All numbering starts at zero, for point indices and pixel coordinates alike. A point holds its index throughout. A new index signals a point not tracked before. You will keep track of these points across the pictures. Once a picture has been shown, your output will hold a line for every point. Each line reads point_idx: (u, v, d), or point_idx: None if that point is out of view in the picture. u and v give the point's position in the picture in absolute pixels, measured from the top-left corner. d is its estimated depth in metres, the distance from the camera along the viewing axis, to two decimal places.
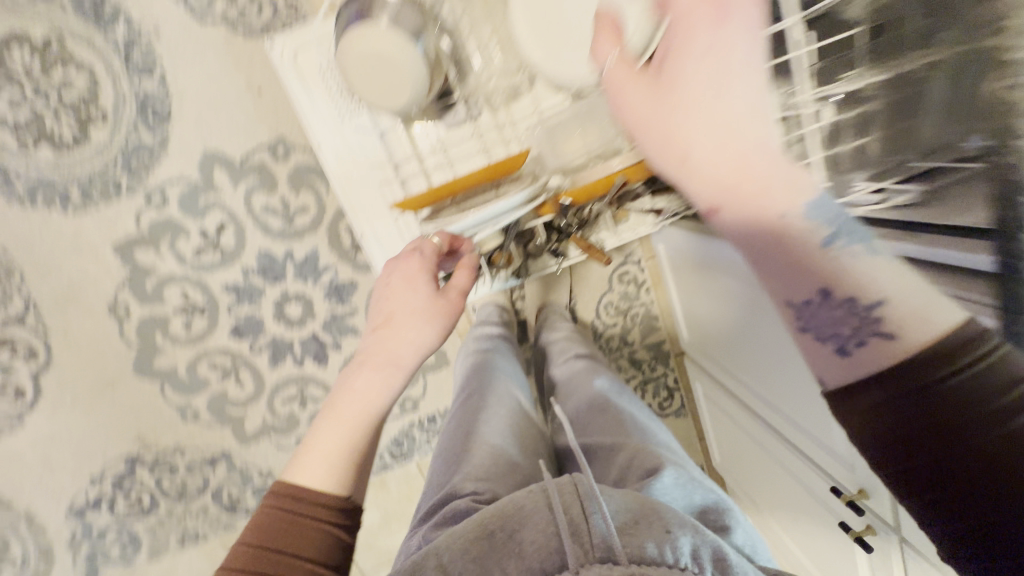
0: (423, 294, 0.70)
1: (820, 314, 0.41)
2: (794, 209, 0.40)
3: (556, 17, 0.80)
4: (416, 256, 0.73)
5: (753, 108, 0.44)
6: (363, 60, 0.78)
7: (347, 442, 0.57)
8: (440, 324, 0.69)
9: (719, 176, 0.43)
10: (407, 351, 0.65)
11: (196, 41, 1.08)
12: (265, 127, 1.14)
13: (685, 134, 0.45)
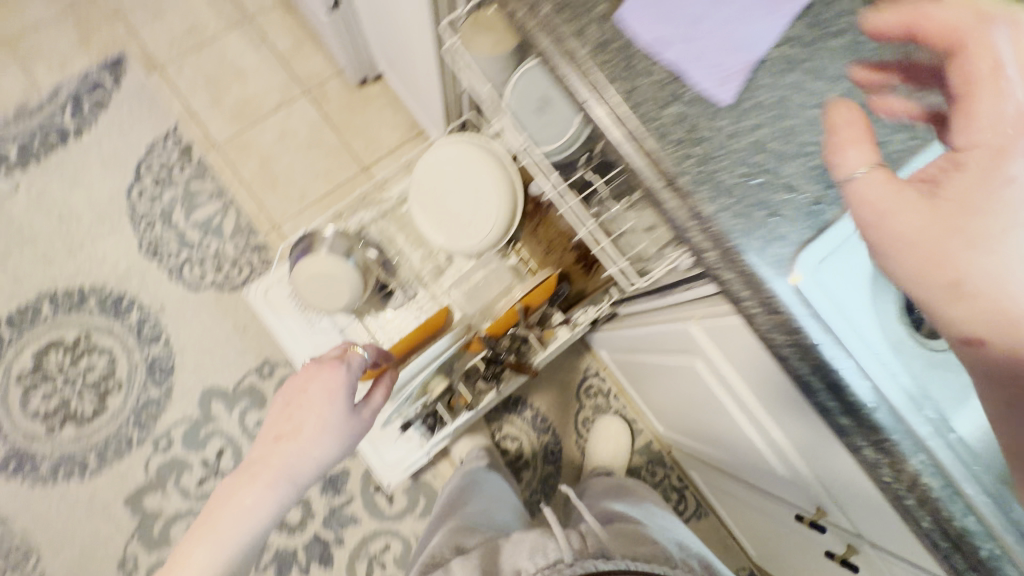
0: (340, 411, 0.68)
1: None
2: None
3: (446, 212, 1.09)
4: (342, 369, 0.71)
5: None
6: (309, 281, 1.03)
7: (226, 552, 0.59)
8: (351, 437, 0.69)
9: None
10: (305, 467, 0.65)
11: (192, 306, 1.37)
12: (252, 354, 1.36)
13: (1005, 240, 0.37)
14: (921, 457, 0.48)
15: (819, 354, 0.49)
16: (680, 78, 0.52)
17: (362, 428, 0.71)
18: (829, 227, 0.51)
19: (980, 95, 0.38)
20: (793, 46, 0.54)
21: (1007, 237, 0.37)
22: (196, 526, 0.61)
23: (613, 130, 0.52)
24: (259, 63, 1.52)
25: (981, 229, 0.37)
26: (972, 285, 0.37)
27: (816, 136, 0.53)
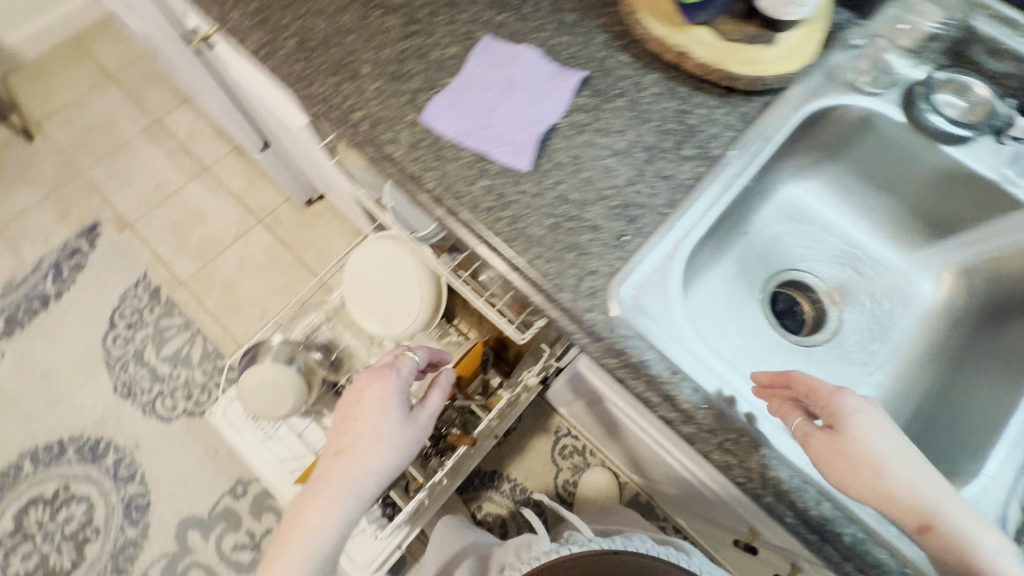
0: (392, 417, 0.68)
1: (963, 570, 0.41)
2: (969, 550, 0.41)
3: (377, 303, 1.16)
4: (389, 376, 0.72)
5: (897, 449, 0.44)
6: (256, 389, 1.08)
7: (301, 568, 0.60)
8: (407, 443, 0.67)
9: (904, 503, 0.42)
10: (364, 477, 0.63)
11: (165, 438, 1.42)
12: (225, 476, 1.38)
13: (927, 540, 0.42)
14: (761, 451, 0.50)
15: (646, 370, 0.53)
16: (484, 158, 0.61)
17: (420, 434, 0.69)
18: (634, 255, 0.57)
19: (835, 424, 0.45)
20: (579, 113, 0.64)
21: (935, 531, 0.41)
22: (272, 543, 0.63)
23: (436, 210, 0.60)
24: (216, 204, 1.69)
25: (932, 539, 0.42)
26: (892, 489, 0.42)
27: (611, 181, 0.61)
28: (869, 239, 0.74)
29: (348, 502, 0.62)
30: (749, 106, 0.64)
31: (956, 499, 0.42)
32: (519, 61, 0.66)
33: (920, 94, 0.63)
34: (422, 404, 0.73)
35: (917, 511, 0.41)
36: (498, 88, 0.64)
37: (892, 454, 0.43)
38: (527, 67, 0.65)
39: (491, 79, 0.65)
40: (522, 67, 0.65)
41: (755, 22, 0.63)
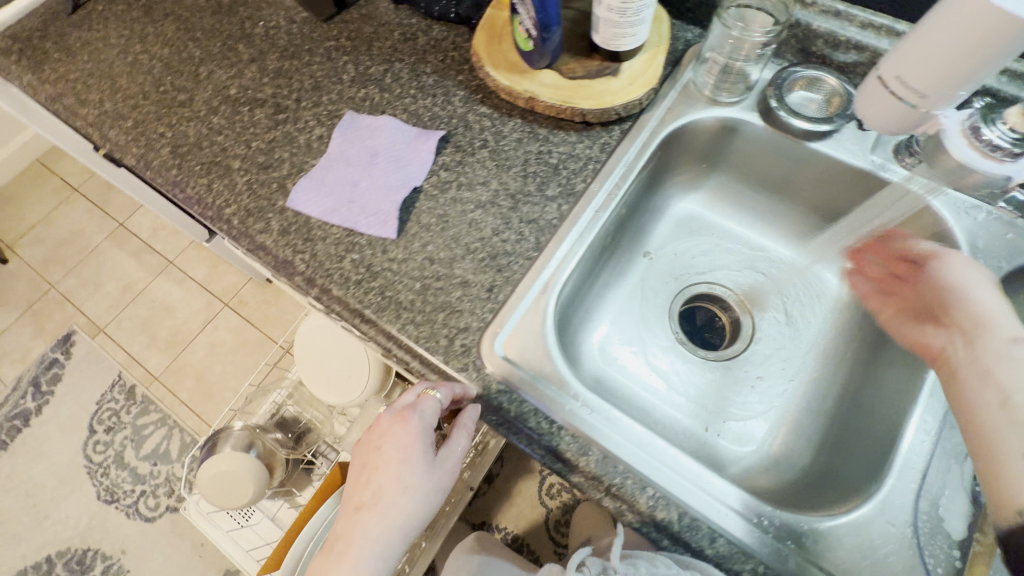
0: (426, 472, 0.53)
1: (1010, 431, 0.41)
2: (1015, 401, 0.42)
3: (328, 373, 1.16)
4: (411, 414, 0.54)
5: (980, 317, 0.48)
6: (214, 480, 1.08)
7: None
8: (432, 498, 0.53)
9: (960, 373, 0.46)
10: (387, 546, 0.51)
11: (151, 537, 1.42)
12: (212, 568, 1.37)
13: (981, 359, 0.45)
14: (648, 492, 0.48)
15: (525, 424, 0.52)
16: (352, 232, 0.62)
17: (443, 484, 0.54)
18: (504, 305, 0.57)
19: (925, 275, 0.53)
20: (443, 171, 0.65)
21: (995, 348, 0.45)
22: None
23: (311, 291, 0.61)
24: (182, 295, 1.72)
25: (974, 371, 0.45)
26: (974, 340, 0.47)
27: (477, 233, 0.61)
28: (769, 239, 0.73)
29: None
30: (608, 135, 0.65)
31: None
32: (380, 132, 0.67)
33: (773, 96, 0.63)
34: (442, 449, 0.55)
35: (997, 328, 0.46)
36: (362, 160, 0.66)
37: (993, 309, 0.48)
38: (389, 136, 0.67)
39: (354, 154, 0.66)
40: (383, 137, 0.67)
41: (598, 55, 0.65)
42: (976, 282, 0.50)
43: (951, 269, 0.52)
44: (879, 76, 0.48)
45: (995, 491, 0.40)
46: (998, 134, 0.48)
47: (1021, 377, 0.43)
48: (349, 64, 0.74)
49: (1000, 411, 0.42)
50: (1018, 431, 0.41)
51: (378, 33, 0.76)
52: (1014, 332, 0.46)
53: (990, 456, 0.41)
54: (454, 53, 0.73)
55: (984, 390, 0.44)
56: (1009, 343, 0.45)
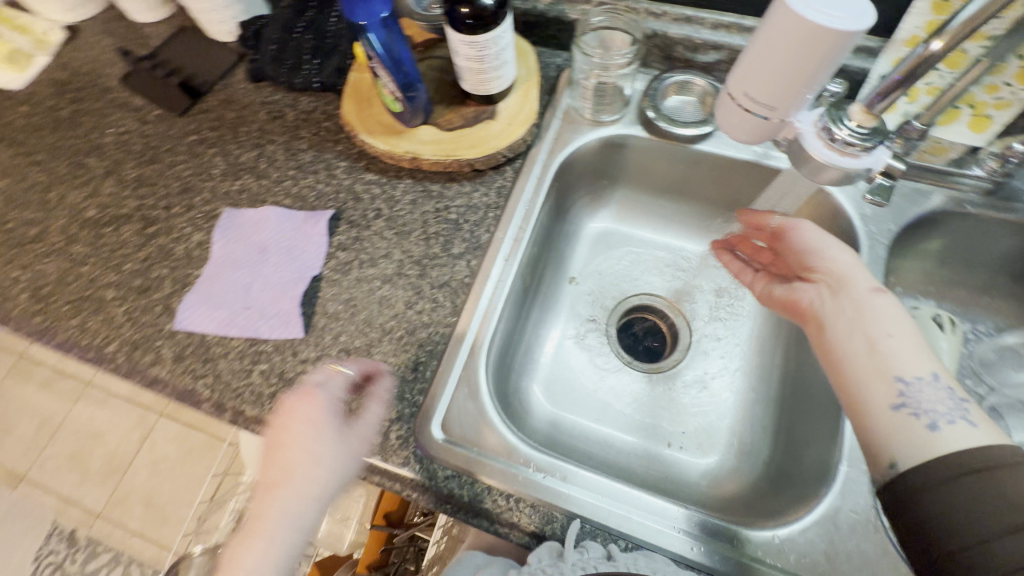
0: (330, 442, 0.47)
1: (874, 386, 0.42)
2: (877, 353, 0.43)
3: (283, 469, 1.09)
4: (318, 388, 0.49)
5: (845, 267, 0.48)
6: None
7: None
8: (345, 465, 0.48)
9: (830, 328, 0.47)
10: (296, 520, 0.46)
11: None
12: None
13: (844, 311, 0.46)
14: (620, 545, 0.47)
15: (480, 506, 0.49)
16: (256, 340, 0.57)
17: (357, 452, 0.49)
18: (433, 382, 0.53)
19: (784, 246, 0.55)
20: (341, 252, 0.61)
21: (858, 298, 0.46)
22: None
23: (223, 415, 0.55)
24: (109, 416, 1.56)
25: (841, 321, 0.46)
26: (842, 292, 0.47)
27: (390, 310, 0.57)
28: (683, 238, 0.74)
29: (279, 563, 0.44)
30: (502, 178, 0.63)
31: (903, 331, 0.43)
32: (264, 224, 0.63)
33: (651, 107, 0.64)
34: (355, 419, 0.49)
35: (855, 281, 0.47)
36: (250, 259, 0.61)
37: (846, 265, 0.48)
38: (274, 227, 0.62)
39: (241, 254, 0.61)
40: (268, 229, 0.62)
41: (472, 102, 0.63)
42: (826, 241, 0.51)
43: (804, 235, 0.53)
44: (727, 92, 0.41)
45: (868, 447, 0.41)
46: (846, 133, 0.38)
47: (883, 327, 0.44)
48: (217, 156, 0.69)
49: (861, 363, 0.43)
50: (883, 379, 0.42)
51: (243, 116, 0.71)
52: (874, 285, 0.47)
53: (861, 407, 0.42)
54: (327, 122, 0.69)
55: (854, 340, 0.44)
56: (871, 294, 0.46)
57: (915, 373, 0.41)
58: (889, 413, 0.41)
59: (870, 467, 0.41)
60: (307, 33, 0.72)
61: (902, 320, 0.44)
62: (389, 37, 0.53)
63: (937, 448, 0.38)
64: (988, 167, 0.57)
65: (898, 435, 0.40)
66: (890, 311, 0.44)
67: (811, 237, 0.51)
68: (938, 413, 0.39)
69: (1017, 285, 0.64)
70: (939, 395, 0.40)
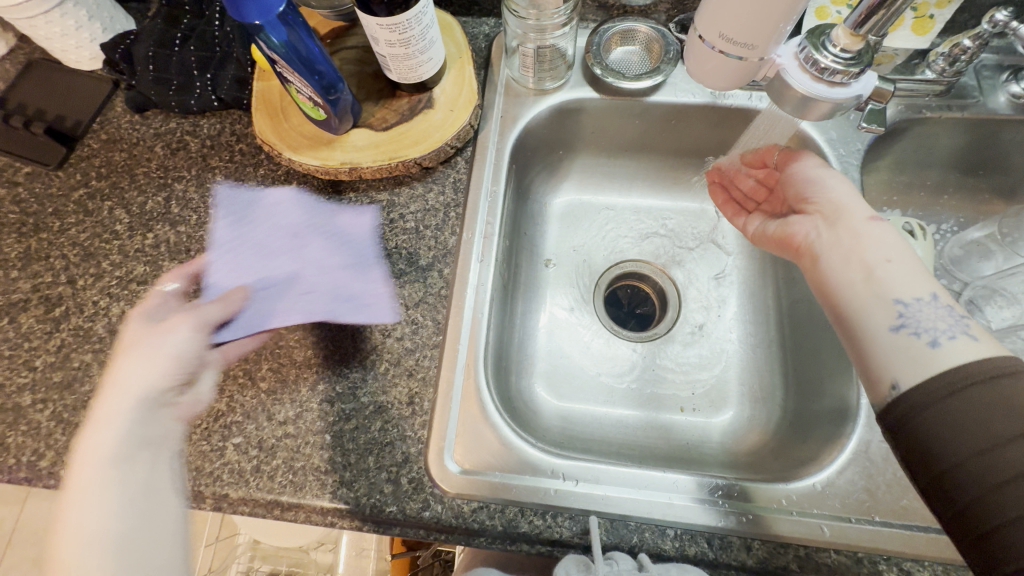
0: (121, 362, 0.45)
1: (872, 309, 0.40)
2: (874, 276, 0.41)
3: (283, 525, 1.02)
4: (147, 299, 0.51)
5: (844, 196, 0.46)
6: None
7: (97, 531, 0.37)
8: (155, 392, 0.44)
9: (822, 255, 0.45)
10: (71, 502, 0.38)
11: None
12: None
13: (841, 237, 0.44)
14: (670, 534, 0.44)
15: (518, 531, 0.45)
16: (220, 412, 0.50)
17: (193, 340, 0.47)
18: (434, 411, 0.49)
19: (782, 180, 0.52)
20: None
21: (854, 225, 0.44)
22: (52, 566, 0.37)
23: (203, 505, 0.48)
24: None
25: (833, 249, 0.44)
26: (837, 220, 0.45)
27: (367, 343, 0.51)
28: (651, 195, 0.70)
29: (113, 519, 0.38)
30: (455, 171, 0.57)
31: (900, 253, 0.41)
32: (284, 208, 0.56)
33: (597, 64, 0.59)
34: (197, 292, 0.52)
35: (848, 207, 0.45)
36: (285, 246, 0.53)
37: (844, 194, 0.46)
38: (301, 211, 0.56)
39: (266, 241, 0.54)
40: (295, 212, 0.56)
41: (403, 93, 0.56)
42: (825, 172, 0.48)
43: (806, 168, 0.50)
44: (696, 34, 0.37)
45: (869, 370, 0.39)
46: (831, 59, 0.34)
47: (883, 250, 0.42)
48: (117, 209, 0.58)
49: (859, 288, 0.41)
50: (881, 303, 0.40)
51: (136, 156, 0.60)
52: (867, 210, 0.45)
53: (859, 333, 0.40)
54: (240, 144, 0.60)
55: (850, 267, 0.42)
56: (868, 222, 0.44)
57: (914, 294, 0.39)
58: (889, 336, 0.39)
59: (869, 391, 0.39)
60: (191, 43, 0.61)
61: (898, 242, 0.42)
62: (292, 35, 0.44)
63: (940, 365, 0.36)
64: (939, 68, 0.56)
65: (899, 357, 0.38)
66: (885, 236, 0.42)
67: (812, 167, 0.48)
68: (938, 332, 0.38)
69: (970, 178, 0.66)
70: (939, 314, 0.38)
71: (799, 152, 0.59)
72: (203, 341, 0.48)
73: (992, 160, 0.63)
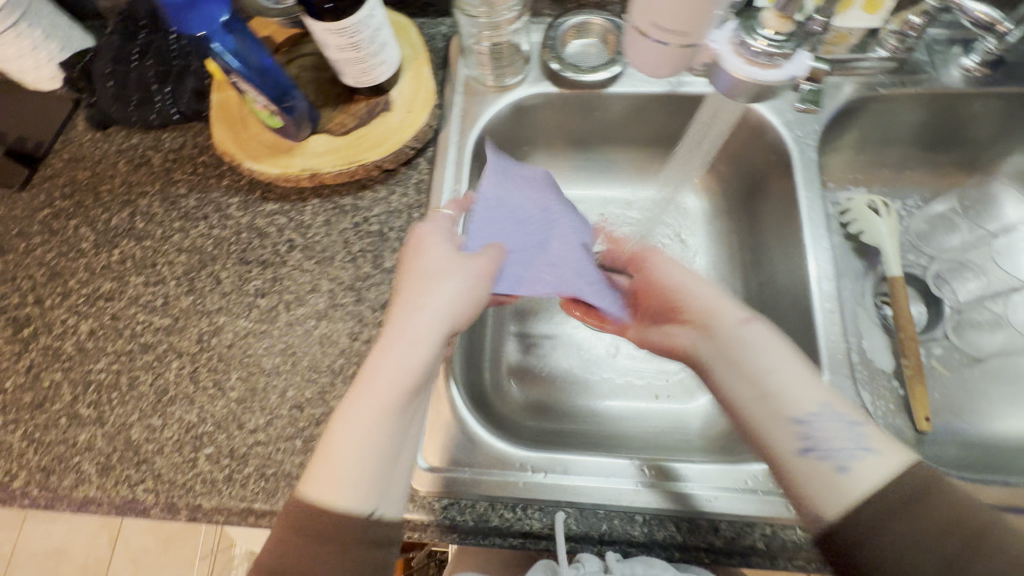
0: (423, 290, 0.44)
1: (782, 432, 0.39)
2: (772, 395, 0.41)
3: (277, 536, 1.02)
4: (430, 222, 0.49)
5: (714, 297, 0.47)
6: None
7: (363, 448, 0.39)
8: (445, 337, 0.43)
9: (717, 373, 0.44)
10: (352, 398, 0.40)
11: None
12: None
13: (723, 354, 0.44)
14: (638, 520, 0.44)
15: (490, 525, 0.45)
16: (192, 423, 0.50)
17: (477, 291, 0.46)
18: None
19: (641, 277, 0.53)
20: (261, 298, 0.54)
21: (730, 334, 0.44)
22: (319, 452, 0.39)
23: (178, 517, 0.48)
24: None
25: (725, 369, 0.43)
26: (721, 330, 0.45)
27: (334, 348, 0.51)
28: (619, 185, 0.70)
29: (383, 445, 0.39)
30: (417, 172, 0.58)
31: (784, 365, 0.42)
32: (541, 188, 0.57)
33: (554, 58, 0.60)
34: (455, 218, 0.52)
35: (723, 314, 0.46)
36: (538, 220, 0.55)
37: (715, 299, 0.47)
38: (545, 193, 0.57)
39: (522, 211, 0.54)
40: (547, 192, 0.57)
41: (361, 96, 0.57)
42: (686, 273, 0.50)
43: (664, 267, 0.51)
44: (632, 27, 0.37)
45: (793, 496, 0.38)
46: (764, 43, 0.34)
47: (763, 362, 0.42)
48: (82, 227, 0.58)
49: (761, 408, 0.41)
50: (780, 422, 0.40)
51: (99, 173, 0.61)
52: (739, 313, 0.45)
53: (770, 457, 0.40)
54: (202, 157, 0.60)
55: (741, 382, 0.42)
56: (742, 326, 0.44)
57: (809, 409, 0.39)
58: (798, 459, 0.38)
59: (801, 515, 0.37)
60: (148, 58, 0.61)
61: (774, 346, 0.42)
62: (241, 42, 0.45)
63: (854, 493, 0.35)
64: (891, 47, 0.57)
65: (817, 485, 0.37)
66: (760, 343, 0.43)
67: (670, 270, 0.50)
68: (838, 448, 0.37)
69: (931, 153, 0.66)
70: (840, 428, 0.38)
71: (758, 136, 0.60)
72: (490, 293, 0.47)
73: (951, 134, 0.64)
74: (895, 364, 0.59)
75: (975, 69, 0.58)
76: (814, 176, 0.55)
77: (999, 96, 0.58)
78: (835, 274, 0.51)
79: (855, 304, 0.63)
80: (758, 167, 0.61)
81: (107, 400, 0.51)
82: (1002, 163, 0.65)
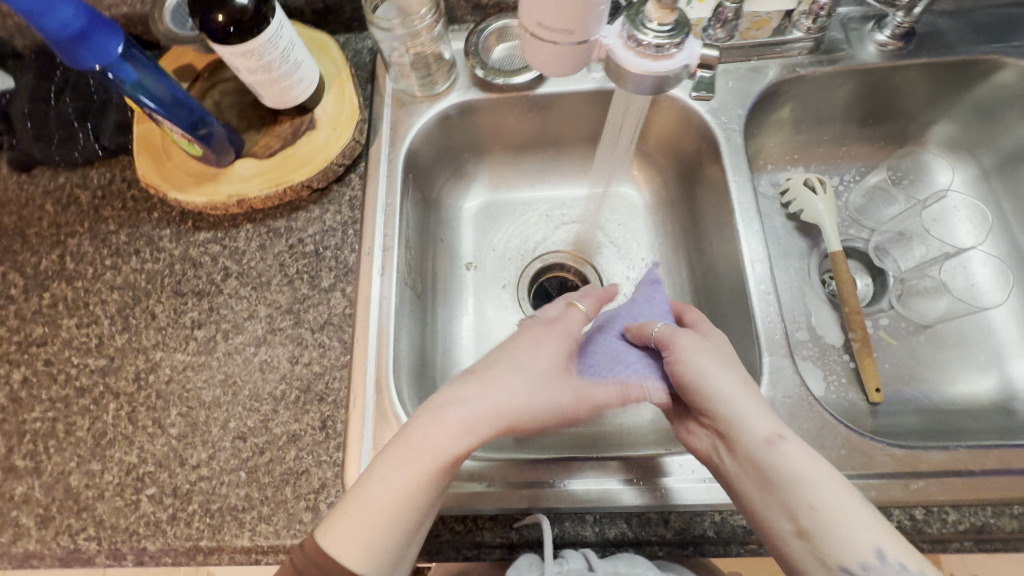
0: (503, 381, 0.40)
1: (821, 574, 0.35)
2: (818, 531, 0.35)
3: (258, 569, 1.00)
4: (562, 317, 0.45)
5: (743, 397, 0.40)
6: None
7: (395, 509, 0.37)
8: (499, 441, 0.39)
9: (746, 493, 0.39)
10: (405, 474, 0.37)
11: None
12: None
13: (751, 477, 0.39)
14: (589, 519, 0.44)
15: (438, 539, 0.44)
16: (133, 464, 0.49)
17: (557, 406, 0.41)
18: (348, 431, 0.48)
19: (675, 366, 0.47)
20: (198, 330, 0.53)
21: (754, 455, 0.38)
22: (356, 492, 0.37)
23: (124, 561, 0.47)
24: None
25: (750, 490, 0.39)
26: (756, 452, 0.38)
27: (275, 374, 0.51)
28: (564, 185, 0.70)
29: (407, 507, 0.37)
30: (350, 188, 0.57)
31: (833, 504, 0.35)
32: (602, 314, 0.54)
33: (478, 65, 0.60)
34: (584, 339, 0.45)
35: (749, 429, 0.39)
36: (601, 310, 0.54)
37: (730, 395, 0.41)
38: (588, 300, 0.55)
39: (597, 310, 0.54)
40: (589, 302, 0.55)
41: (285, 117, 0.56)
42: (718, 369, 0.42)
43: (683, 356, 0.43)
44: (523, 29, 0.37)
45: None
46: (652, 35, 0.35)
47: (803, 496, 0.36)
48: (11, 272, 0.57)
49: (797, 546, 0.36)
50: (824, 570, 0.35)
51: (25, 217, 0.59)
52: (767, 429, 0.39)
53: None
54: (131, 191, 0.59)
55: (775, 515, 0.37)
56: (766, 448, 0.38)
57: (858, 557, 0.34)
58: None
59: None
60: (66, 96, 0.60)
61: (820, 479, 0.36)
62: (143, 73, 0.45)
63: None
64: (805, 27, 0.58)
65: None
66: (800, 472, 0.37)
67: (687, 361, 0.43)
68: None
69: (863, 129, 0.67)
70: None
71: (688, 125, 0.60)
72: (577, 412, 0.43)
73: (879, 107, 0.65)
74: (843, 338, 0.60)
75: (889, 42, 0.59)
76: (741, 159, 0.56)
77: (915, 66, 0.59)
78: (768, 255, 0.52)
79: (802, 283, 0.64)
80: (691, 155, 0.62)
81: (43, 449, 0.50)
82: (930, 131, 0.67)
